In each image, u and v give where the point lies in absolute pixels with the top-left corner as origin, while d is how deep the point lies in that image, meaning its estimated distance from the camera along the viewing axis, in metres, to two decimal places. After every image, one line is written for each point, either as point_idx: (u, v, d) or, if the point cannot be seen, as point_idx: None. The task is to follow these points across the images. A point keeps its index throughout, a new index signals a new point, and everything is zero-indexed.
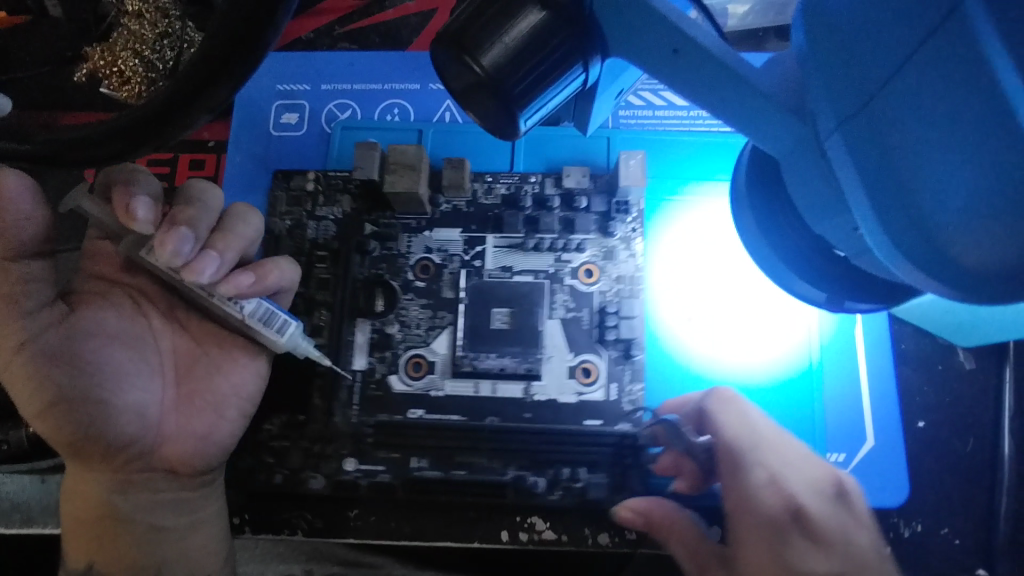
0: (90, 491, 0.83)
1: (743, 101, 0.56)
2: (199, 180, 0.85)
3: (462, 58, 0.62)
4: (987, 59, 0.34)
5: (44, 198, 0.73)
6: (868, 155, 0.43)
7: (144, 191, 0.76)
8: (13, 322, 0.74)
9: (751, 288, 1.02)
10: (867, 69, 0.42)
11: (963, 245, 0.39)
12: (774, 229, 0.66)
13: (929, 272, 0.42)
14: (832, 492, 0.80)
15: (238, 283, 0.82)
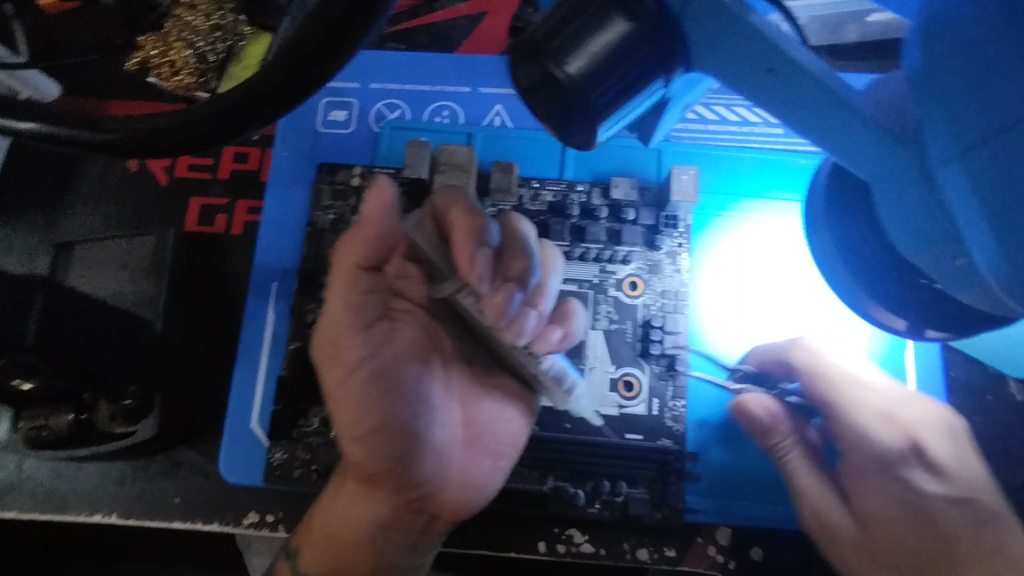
0: (362, 519, 0.81)
1: (842, 124, 0.55)
2: (522, 222, 0.85)
3: (544, 63, 0.62)
4: None
5: (396, 211, 0.74)
6: (992, 189, 0.43)
7: (487, 241, 0.75)
8: (351, 340, 0.77)
9: (801, 305, 1.01)
10: (999, 102, 0.41)
11: None
12: (852, 253, 0.65)
13: None
14: (943, 424, 0.92)
15: (550, 339, 0.79)
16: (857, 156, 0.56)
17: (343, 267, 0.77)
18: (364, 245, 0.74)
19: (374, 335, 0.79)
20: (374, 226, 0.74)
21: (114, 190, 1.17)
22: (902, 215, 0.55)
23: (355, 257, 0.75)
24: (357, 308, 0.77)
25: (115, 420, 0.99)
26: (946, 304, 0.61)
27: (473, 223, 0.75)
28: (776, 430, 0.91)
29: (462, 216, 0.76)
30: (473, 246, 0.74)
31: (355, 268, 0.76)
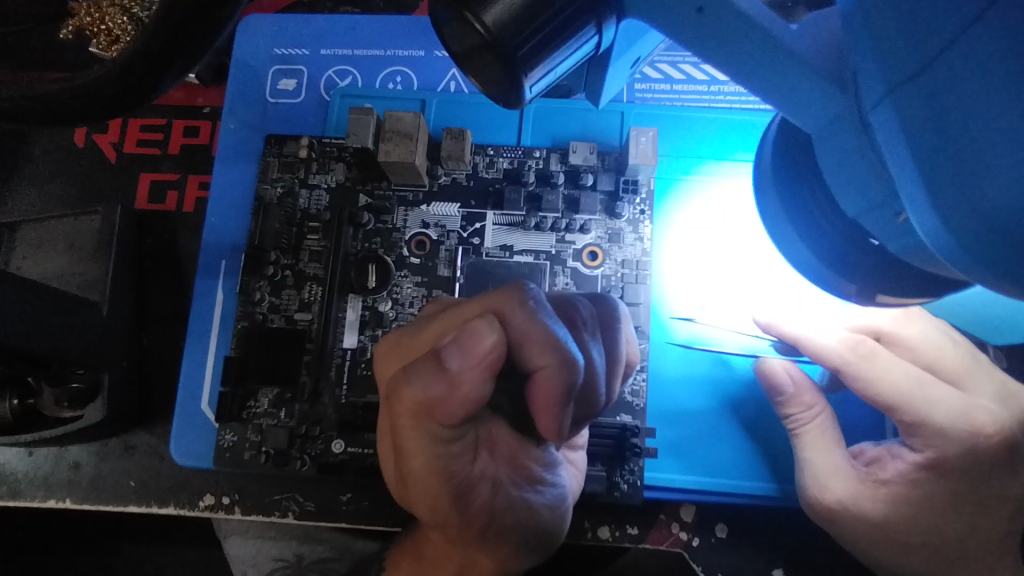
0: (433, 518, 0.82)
1: (778, 67, 0.50)
2: (525, 317, 0.66)
3: (462, 15, 0.56)
4: None
5: (485, 366, 0.59)
6: (924, 126, 0.38)
7: (558, 402, 0.65)
8: (441, 485, 0.64)
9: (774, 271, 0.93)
10: (929, 31, 0.37)
11: None
12: (800, 214, 0.60)
13: (996, 264, 0.38)
14: (955, 339, 0.88)
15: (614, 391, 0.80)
16: (796, 101, 0.51)
17: (416, 421, 0.61)
18: (458, 411, 0.60)
19: (484, 458, 0.69)
20: (471, 386, 0.59)
21: (59, 167, 1.14)
22: (844, 168, 0.50)
23: (437, 418, 0.61)
24: (452, 462, 0.64)
25: (61, 404, 0.96)
26: (895, 268, 0.56)
27: (563, 380, 0.65)
28: (791, 401, 0.89)
29: (554, 373, 0.65)
30: (561, 407, 0.66)
31: (433, 428, 0.61)
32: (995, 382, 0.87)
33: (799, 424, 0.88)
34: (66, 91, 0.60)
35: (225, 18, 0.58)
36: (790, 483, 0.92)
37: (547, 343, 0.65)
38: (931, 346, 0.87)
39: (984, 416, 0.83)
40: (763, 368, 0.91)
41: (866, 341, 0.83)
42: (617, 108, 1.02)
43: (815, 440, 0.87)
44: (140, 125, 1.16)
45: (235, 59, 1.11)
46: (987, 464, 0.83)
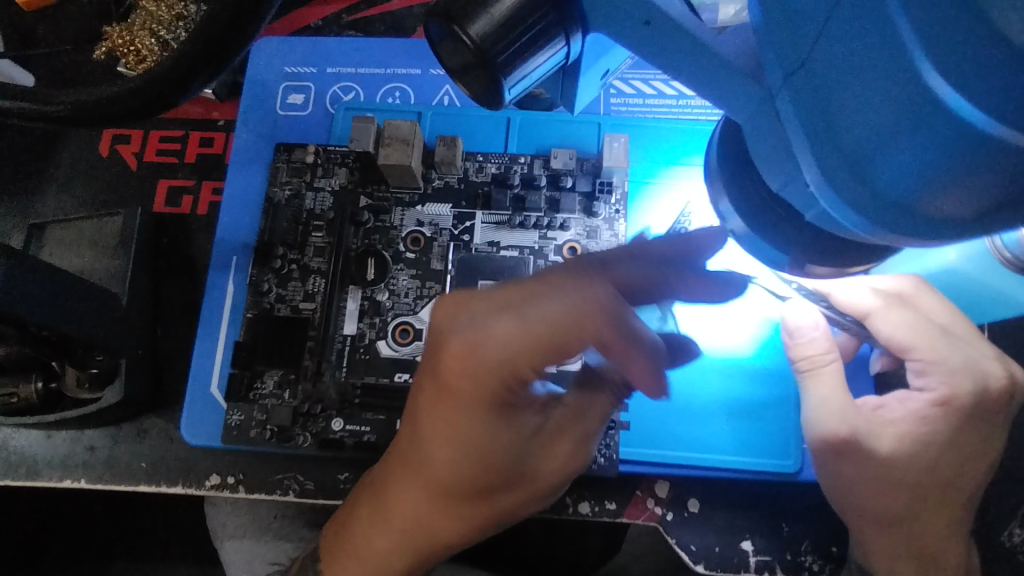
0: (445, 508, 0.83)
1: (709, 67, 0.61)
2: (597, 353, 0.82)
3: (452, 28, 0.67)
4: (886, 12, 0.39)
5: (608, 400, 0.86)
6: (807, 107, 0.48)
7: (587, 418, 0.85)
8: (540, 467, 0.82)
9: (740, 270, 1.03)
10: (801, 30, 0.47)
11: (888, 183, 0.44)
12: (742, 197, 0.69)
13: (861, 212, 0.47)
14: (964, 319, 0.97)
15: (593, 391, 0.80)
16: (726, 97, 0.62)
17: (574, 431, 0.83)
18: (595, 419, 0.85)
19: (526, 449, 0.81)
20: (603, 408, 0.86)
21: (84, 174, 1.24)
22: (763, 148, 0.59)
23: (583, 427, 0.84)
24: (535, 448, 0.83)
25: (81, 385, 1.06)
26: (819, 240, 0.65)
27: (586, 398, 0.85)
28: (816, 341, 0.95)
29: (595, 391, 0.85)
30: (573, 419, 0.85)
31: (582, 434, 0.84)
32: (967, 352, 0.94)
33: (813, 364, 0.94)
34: (115, 96, 0.71)
35: (251, 37, 0.69)
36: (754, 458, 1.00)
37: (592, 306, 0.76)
38: (944, 313, 0.96)
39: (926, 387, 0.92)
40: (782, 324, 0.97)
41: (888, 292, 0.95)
42: (594, 120, 1.13)
43: (823, 381, 0.94)
44: (160, 137, 1.27)
45: (249, 76, 1.22)
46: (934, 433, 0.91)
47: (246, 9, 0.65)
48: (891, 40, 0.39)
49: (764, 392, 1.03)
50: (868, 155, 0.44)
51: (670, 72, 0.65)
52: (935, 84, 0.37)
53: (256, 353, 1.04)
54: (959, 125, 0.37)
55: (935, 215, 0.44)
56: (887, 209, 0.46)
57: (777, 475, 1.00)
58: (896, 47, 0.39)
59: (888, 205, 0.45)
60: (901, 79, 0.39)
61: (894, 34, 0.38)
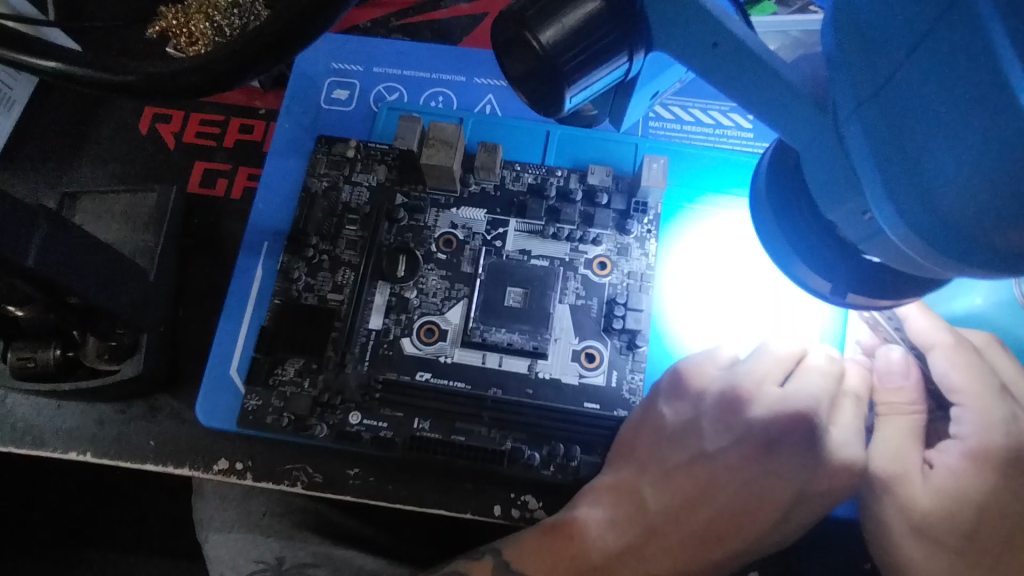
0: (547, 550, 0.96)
1: (773, 91, 0.63)
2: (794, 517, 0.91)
3: (522, 33, 0.69)
4: (986, 37, 0.40)
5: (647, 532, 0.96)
6: (880, 133, 0.50)
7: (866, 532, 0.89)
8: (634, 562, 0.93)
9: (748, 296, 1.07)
10: (882, 56, 0.48)
11: (962, 212, 0.45)
12: (789, 227, 0.71)
13: (931, 236, 0.48)
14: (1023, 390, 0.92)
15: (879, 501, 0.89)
16: (787, 124, 0.63)
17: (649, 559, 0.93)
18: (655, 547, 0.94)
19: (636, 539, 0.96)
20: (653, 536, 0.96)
21: (122, 149, 1.26)
22: (823, 172, 0.61)
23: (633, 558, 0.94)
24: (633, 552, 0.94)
25: (101, 356, 1.05)
26: (865, 270, 0.67)
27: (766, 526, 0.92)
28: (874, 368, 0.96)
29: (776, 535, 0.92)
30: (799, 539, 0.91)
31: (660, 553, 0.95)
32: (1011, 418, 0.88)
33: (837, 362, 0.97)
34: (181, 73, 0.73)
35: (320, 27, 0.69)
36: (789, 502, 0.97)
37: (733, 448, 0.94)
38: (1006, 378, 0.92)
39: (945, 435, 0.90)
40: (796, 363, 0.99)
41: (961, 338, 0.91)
42: (632, 141, 1.15)
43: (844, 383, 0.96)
44: (201, 119, 1.28)
45: (296, 68, 1.24)
46: None
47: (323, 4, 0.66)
48: (986, 65, 0.40)
49: None
50: (943, 182, 0.45)
51: (732, 96, 0.68)
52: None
53: (281, 339, 1.04)
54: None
55: (1006, 247, 0.46)
56: (958, 236, 0.47)
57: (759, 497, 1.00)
58: (993, 72, 0.40)
59: (961, 233, 0.47)
60: (998, 102, 0.40)
61: (991, 59, 0.40)
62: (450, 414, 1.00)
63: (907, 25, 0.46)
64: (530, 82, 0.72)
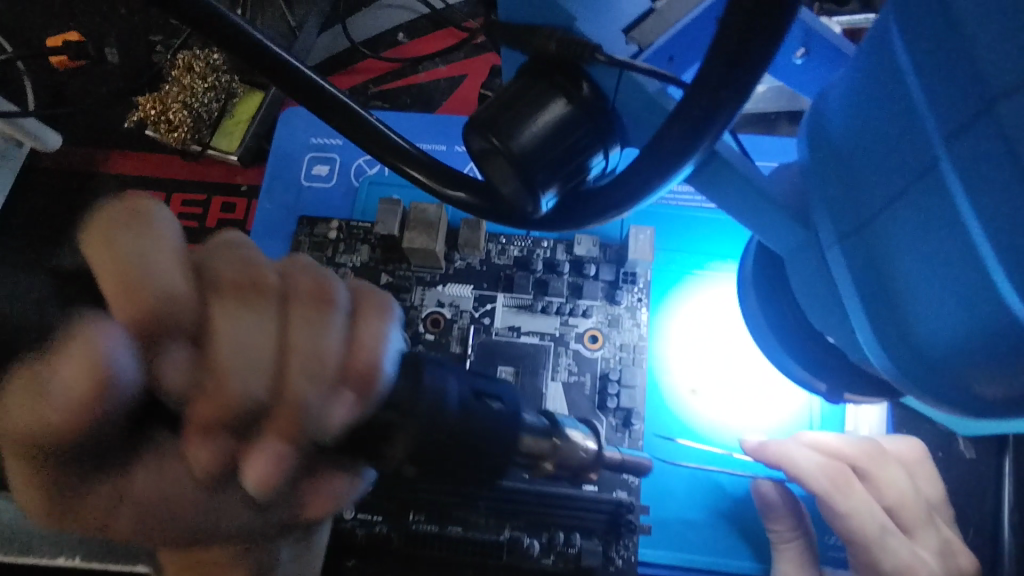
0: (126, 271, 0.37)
1: (750, 200, 0.60)
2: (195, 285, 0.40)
3: (488, 139, 0.66)
4: (960, 212, 0.37)
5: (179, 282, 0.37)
6: (865, 272, 0.47)
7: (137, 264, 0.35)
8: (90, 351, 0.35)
9: (764, 384, 1.04)
10: (865, 199, 0.45)
11: (971, 380, 0.42)
12: (778, 322, 0.68)
13: (938, 390, 0.45)
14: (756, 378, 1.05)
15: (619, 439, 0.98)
16: (760, 228, 0.61)
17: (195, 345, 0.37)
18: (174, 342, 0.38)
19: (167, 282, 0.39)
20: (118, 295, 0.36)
21: None
22: (810, 289, 0.58)
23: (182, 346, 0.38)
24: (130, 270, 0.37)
25: None
26: (857, 374, 0.65)
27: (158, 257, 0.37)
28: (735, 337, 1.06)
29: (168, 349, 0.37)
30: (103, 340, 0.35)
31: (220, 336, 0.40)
32: (937, 524, 0.95)
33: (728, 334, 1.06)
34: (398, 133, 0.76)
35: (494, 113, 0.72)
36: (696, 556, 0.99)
37: (374, 308, 0.42)
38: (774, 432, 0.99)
39: (901, 489, 0.94)
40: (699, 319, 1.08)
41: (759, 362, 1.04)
42: None
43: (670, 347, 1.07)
44: (182, 201, 1.27)
45: (276, 146, 1.23)
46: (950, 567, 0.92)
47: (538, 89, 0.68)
48: (944, 203, 0.38)
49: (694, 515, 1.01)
50: (922, 323, 0.43)
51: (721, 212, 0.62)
52: (980, 242, 0.36)
53: None
54: (1011, 318, 0.36)
55: (975, 394, 0.43)
56: (967, 395, 0.44)
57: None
58: (969, 245, 0.37)
59: (968, 392, 0.43)
60: (976, 280, 0.37)
61: (965, 232, 0.37)
62: (411, 499, 0.98)
63: (869, 150, 0.44)
64: (492, 180, 0.69)
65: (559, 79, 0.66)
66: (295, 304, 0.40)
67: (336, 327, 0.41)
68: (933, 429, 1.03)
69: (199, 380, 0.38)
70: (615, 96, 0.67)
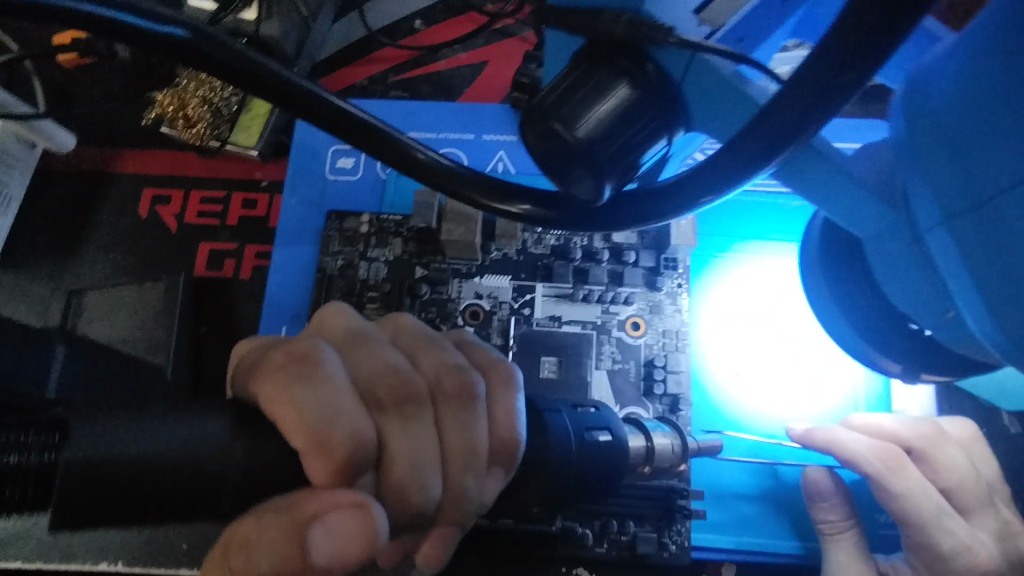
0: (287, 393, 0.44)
1: (835, 181, 0.59)
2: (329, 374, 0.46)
3: (556, 126, 0.64)
4: None
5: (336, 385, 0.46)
6: (975, 252, 0.47)
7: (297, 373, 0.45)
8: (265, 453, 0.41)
9: (807, 364, 1.05)
10: (980, 176, 0.45)
11: None
12: (850, 304, 0.68)
13: None
14: (800, 356, 1.06)
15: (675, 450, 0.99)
16: (843, 210, 0.60)
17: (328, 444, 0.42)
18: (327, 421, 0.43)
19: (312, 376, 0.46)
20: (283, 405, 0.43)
21: (125, 237, 1.21)
22: (898, 272, 0.58)
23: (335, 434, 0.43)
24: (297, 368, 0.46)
25: None
26: (934, 351, 0.65)
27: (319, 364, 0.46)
28: (779, 314, 1.07)
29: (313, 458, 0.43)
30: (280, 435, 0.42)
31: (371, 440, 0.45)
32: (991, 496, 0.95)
33: (774, 312, 1.08)
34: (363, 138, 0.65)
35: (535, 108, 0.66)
36: (755, 537, 0.99)
37: (491, 391, 0.51)
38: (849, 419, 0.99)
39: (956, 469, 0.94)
40: (743, 295, 1.09)
41: (802, 339, 1.06)
42: None
43: (712, 326, 1.07)
44: (201, 198, 1.23)
45: (298, 140, 1.20)
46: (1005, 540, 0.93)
47: (598, 78, 0.65)
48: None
49: (745, 499, 1.01)
50: None
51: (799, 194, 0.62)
52: None
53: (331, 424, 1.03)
54: None
55: None
56: None
57: (803, 561, 0.98)
58: None
59: None
60: None
61: None
62: None
63: (994, 129, 0.43)
64: (555, 167, 0.66)
65: (623, 63, 0.65)
66: (446, 409, 0.49)
67: (477, 413, 0.50)
68: (976, 405, 1.03)
69: (384, 487, 0.45)
70: (686, 81, 0.66)
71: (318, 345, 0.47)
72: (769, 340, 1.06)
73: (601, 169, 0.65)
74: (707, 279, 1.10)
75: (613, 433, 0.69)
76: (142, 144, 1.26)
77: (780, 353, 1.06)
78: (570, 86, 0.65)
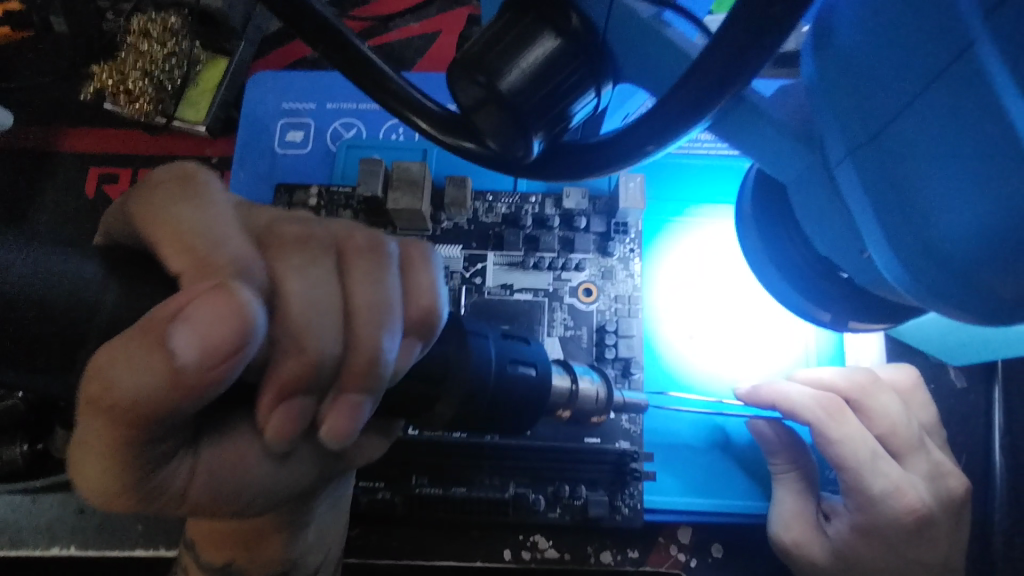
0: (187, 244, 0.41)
1: (753, 125, 0.58)
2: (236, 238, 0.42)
3: (478, 78, 0.62)
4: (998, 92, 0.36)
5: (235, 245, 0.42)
6: (877, 183, 0.46)
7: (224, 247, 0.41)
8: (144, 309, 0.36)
9: (761, 327, 1.05)
10: (878, 104, 0.45)
11: (997, 280, 0.42)
12: (781, 257, 0.68)
13: (964, 299, 0.45)
14: (753, 319, 1.05)
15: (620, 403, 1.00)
16: (764, 155, 0.60)
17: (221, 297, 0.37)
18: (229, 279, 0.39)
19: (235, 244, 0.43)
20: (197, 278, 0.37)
21: (70, 216, 1.18)
22: (819, 215, 0.58)
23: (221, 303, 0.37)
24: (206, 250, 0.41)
25: None
26: (862, 297, 0.65)
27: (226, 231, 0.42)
28: (732, 278, 1.07)
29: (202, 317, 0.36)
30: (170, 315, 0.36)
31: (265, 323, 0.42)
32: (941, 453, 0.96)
33: (726, 275, 1.07)
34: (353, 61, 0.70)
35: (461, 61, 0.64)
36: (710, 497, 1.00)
37: (412, 333, 0.48)
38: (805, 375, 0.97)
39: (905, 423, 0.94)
40: (697, 259, 1.08)
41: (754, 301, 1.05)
42: None
43: (665, 291, 1.07)
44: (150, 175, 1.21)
45: (246, 113, 1.17)
46: (953, 492, 0.93)
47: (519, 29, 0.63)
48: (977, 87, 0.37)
49: (698, 459, 1.02)
50: (942, 225, 0.42)
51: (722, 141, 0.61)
52: None
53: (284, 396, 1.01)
54: None
55: (994, 296, 0.43)
56: (989, 299, 0.44)
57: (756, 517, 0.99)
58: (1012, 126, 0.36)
59: (994, 295, 0.43)
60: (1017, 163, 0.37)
61: (1003, 116, 0.36)
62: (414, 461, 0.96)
63: (885, 53, 0.44)
64: (480, 123, 0.65)
65: (544, 11, 0.63)
66: (352, 255, 0.45)
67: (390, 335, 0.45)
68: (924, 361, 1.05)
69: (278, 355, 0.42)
70: (610, 30, 0.64)
71: (203, 174, 0.47)
72: (722, 303, 1.06)
73: (525, 123, 0.64)
74: (660, 244, 1.09)
75: (538, 369, 0.64)
76: (87, 122, 1.23)
77: (734, 315, 1.05)
78: (493, 37, 0.63)
